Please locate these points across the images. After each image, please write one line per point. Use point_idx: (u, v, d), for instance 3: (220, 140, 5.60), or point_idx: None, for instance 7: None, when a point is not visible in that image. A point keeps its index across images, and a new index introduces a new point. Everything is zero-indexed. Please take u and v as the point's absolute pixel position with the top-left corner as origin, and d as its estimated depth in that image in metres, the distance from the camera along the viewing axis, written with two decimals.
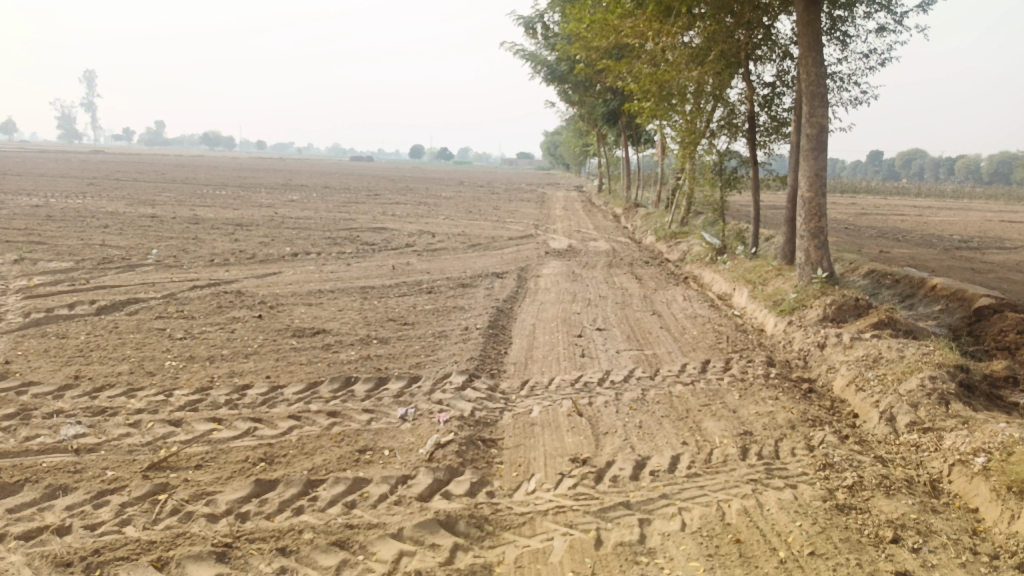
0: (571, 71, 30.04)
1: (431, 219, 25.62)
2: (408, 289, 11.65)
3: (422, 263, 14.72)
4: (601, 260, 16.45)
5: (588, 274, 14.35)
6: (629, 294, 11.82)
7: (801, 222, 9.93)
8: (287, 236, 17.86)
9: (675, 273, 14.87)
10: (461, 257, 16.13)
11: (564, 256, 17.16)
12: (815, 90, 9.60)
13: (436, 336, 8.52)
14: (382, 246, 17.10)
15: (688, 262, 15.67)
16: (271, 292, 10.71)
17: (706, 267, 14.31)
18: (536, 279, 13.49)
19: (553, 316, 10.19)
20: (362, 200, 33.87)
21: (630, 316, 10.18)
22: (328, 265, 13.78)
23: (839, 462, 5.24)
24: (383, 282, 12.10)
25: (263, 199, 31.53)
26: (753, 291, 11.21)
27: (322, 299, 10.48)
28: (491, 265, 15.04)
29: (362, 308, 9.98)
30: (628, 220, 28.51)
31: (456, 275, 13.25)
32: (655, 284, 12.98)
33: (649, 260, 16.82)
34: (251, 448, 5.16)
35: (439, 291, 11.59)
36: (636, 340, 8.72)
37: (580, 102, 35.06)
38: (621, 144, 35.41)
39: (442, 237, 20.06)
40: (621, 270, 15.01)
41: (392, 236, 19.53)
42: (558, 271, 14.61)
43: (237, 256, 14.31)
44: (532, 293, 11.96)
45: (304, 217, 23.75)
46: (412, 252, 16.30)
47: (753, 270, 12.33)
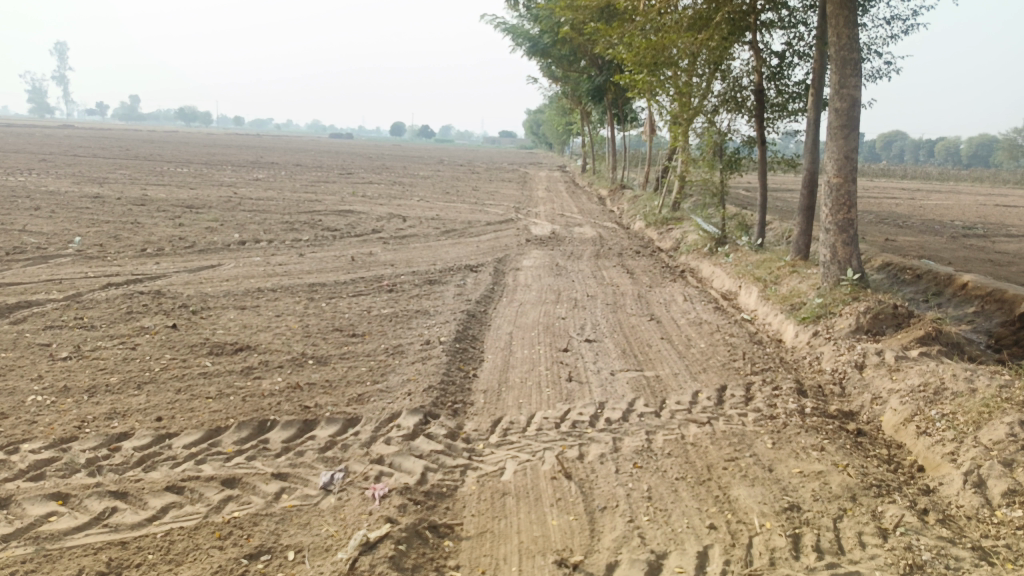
0: (554, 43, 28.35)
1: (405, 201, 23.94)
2: (364, 287, 10.03)
3: (386, 253, 13.08)
4: (588, 250, 14.88)
5: (573, 266, 12.79)
6: (621, 293, 10.27)
7: (825, 213, 8.33)
8: (240, 221, 16.11)
9: (670, 265, 13.34)
10: (433, 245, 14.50)
11: (547, 244, 15.56)
12: (847, 55, 7.97)
13: (390, 352, 6.92)
14: (345, 232, 15.42)
15: (684, 253, 14.14)
16: (199, 292, 9.05)
17: (705, 260, 12.79)
18: (515, 273, 11.91)
19: (532, 322, 8.62)
20: (333, 180, 32.00)
21: (623, 322, 8.63)
22: (278, 256, 12.09)
23: (931, 562, 3.73)
24: (337, 278, 10.45)
25: (226, 177, 29.55)
26: (764, 291, 9.69)
27: (260, 301, 8.82)
28: (466, 256, 13.42)
29: (305, 313, 8.35)
30: (614, 203, 26.97)
31: (422, 268, 11.62)
32: (649, 279, 11.45)
33: (640, 249, 15.28)
34: (93, 552, 3.56)
35: (402, 289, 9.99)
36: (634, 357, 7.17)
37: (564, 77, 33.31)
38: (606, 122, 33.76)
39: (413, 222, 18.38)
40: (610, 261, 13.46)
41: (358, 220, 17.83)
42: (540, 262, 13.02)
43: (175, 245, 12.59)
44: (508, 290, 10.37)
45: (264, 198, 21.93)
46: (376, 239, 14.64)
47: (761, 264, 10.80)
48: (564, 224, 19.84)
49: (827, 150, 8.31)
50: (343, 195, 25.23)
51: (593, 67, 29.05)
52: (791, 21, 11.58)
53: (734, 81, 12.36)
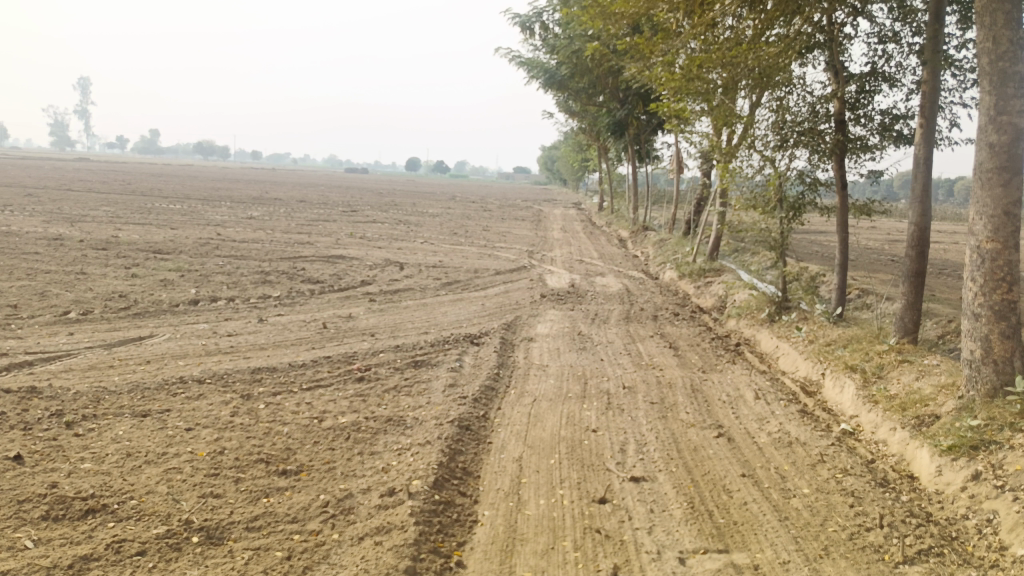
0: (572, 75, 26.25)
1: (406, 244, 21.64)
2: (327, 373, 7.57)
3: (369, 316, 10.67)
4: (615, 309, 12.44)
5: (599, 335, 10.34)
6: (669, 383, 7.77)
7: (971, 291, 5.81)
8: (205, 270, 13.82)
9: (718, 333, 10.86)
10: (429, 304, 12.09)
11: (566, 301, 13.10)
12: (1008, 67, 5.52)
13: (329, 513, 4.45)
14: (327, 286, 13.05)
15: (733, 316, 11.67)
16: (95, 387, 6.63)
17: (765, 329, 10.30)
18: (527, 346, 9.45)
19: (550, 436, 6.12)
20: (334, 217, 29.92)
21: (679, 439, 6.10)
22: (231, 322, 9.71)
23: None
24: (294, 358, 8.02)
25: (218, 215, 27.46)
26: (864, 389, 7.15)
27: (175, 404, 6.38)
28: (467, 319, 10.99)
29: (228, 427, 5.91)
30: (637, 246, 24.61)
31: (410, 340, 9.18)
32: (700, 358, 8.97)
33: (678, 309, 12.82)
34: None
35: (377, 375, 7.53)
36: (708, 520, 4.66)
37: (581, 111, 31.24)
38: (627, 158, 31.56)
39: (410, 271, 16.02)
40: (645, 328, 10.98)
41: (346, 269, 15.50)
42: (558, 329, 10.55)
43: (108, 306, 10.24)
44: (519, 377, 7.90)
45: (248, 240, 19.68)
46: (361, 296, 12.26)
47: (850, 344, 8.29)
48: (584, 273, 17.37)
49: (972, 201, 5.87)
50: (340, 235, 23.05)
51: (614, 100, 26.97)
52: (878, 36, 9.23)
53: (804, 107, 9.97)
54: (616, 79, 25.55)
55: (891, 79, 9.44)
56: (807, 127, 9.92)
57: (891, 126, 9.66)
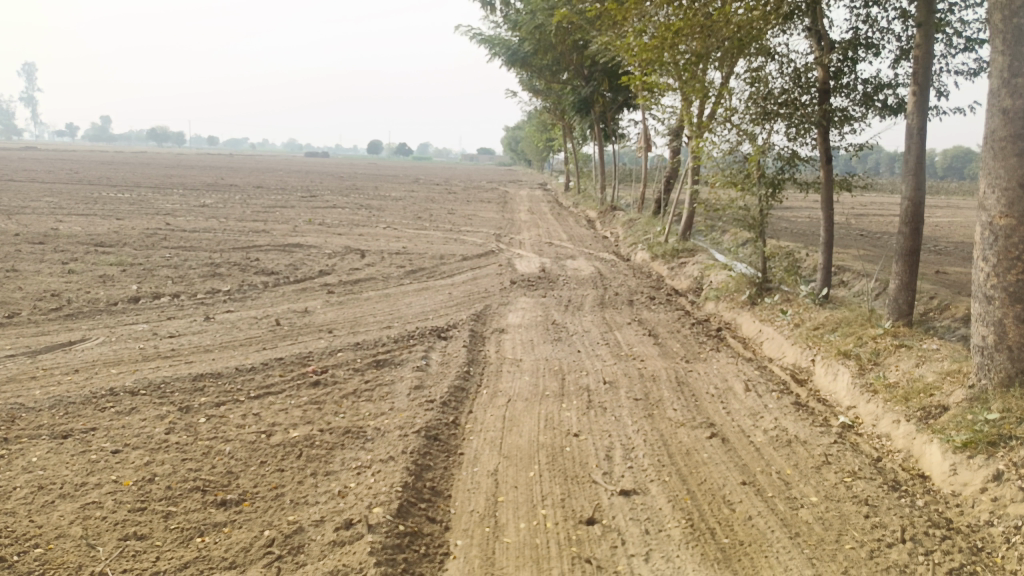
0: (536, 51, 25.48)
1: (367, 230, 20.79)
2: (278, 378, 6.85)
3: (327, 310, 9.92)
4: (589, 295, 11.87)
5: (574, 323, 9.76)
6: (653, 375, 7.22)
7: (983, 272, 5.35)
8: (150, 264, 12.89)
9: (698, 318, 10.38)
10: (392, 294, 11.38)
11: (537, 286, 12.49)
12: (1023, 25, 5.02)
13: (273, 555, 3.79)
14: (282, 278, 12.23)
15: (712, 299, 11.20)
16: (9, 405, 5.83)
17: (747, 313, 9.84)
18: (499, 338, 8.83)
19: (528, 444, 5.52)
20: (293, 204, 28.83)
21: (669, 441, 5.56)
22: (175, 322, 8.89)
23: None
24: (242, 362, 7.27)
25: (168, 203, 26.19)
26: (861, 377, 6.67)
27: (101, 421, 5.63)
28: (433, 310, 10.32)
29: (161, 447, 5.18)
30: (606, 227, 24.10)
31: (372, 336, 8.48)
32: (682, 346, 8.45)
33: (654, 292, 12.31)
34: None
35: (334, 378, 6.84)
36: (711, 541, 4.11)
37: (545, 89, 30.51)
38: (593, 137, 30.97)
39: (372, 258, 15.24)
40: (622, 314, 10.44)
41: (303, 259, 14.66)
42: (530, 318, 9.94)
43: (37, 306, 9.33)
44: (491, 373, 7.28)
45: (200, 230, 18.66)
46: (319, 288, 11.49)
47: (840, 328, 7.83)
48: (553, 257, 16.78)
49: (982, 174, 5.39)
50: (299, 222, 22.08)
51: (578, 78, 26.31)
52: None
53: (783, 77, 9.42)
54: (581, 56, 24.87)
55: (876, 45, 8.92)
56: (787, 98, 9.38)
57: (874, 96, 9.15)
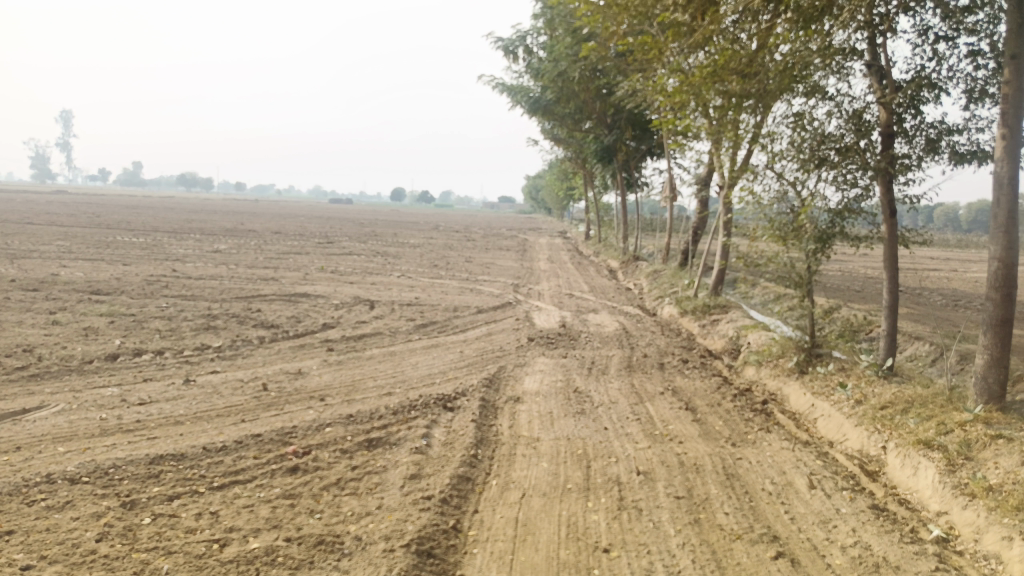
0: (558, 98, 24.93)
1: (380, 279, 19.93)
2: (251, 461, 5.81)
3: (323, 372, 8.92)
4: (615, 355, 10.77)
5: (599, 390, 8.64)
6: (695, 464, 6.07)
7: None
8: (142, 315, 12.01)
9: (739, 386, 9.21)
10: (398, 352, 10.36)
11: (557, 345, 11.41)
12: None
13: None
14: (281, 332, 11.27)
15: (753, 364, 10.03)
16: None
17: (796, 383, 8.66)
18: (513, 409, 7.73)
19: (546, 563, 4.41)
20: (307, 250, 28.19)
21: (724, 563, 4.42)
22: (150, 384, 7.92)
23: None
24: (212, 439, 6.25)
25: (180, 248, 25.64)
26: (951, 476, 5.48)
27: (23, 521, 4.60)
28: (442, 372, 9.25)
29: (85, 562, 4.13)
30: (629, 278, 23.08)
31: (368, 405, 7.44)
32: (725, 424, 7.29)
33: (686, 354, 11.18)
34: None
35: (317, 464, 5.77)
36: None
37: (567, 137, 29.93)
38: (615, 186, 30.21)
39: (381, 310, 14.29)
40: (652, 380, 9.31)
41: (308, 309, 13.76)
42: (550, 384, 8.84)
43: (2, 364, 8.42)
44: (504, 458, 6.17)
45: (205, 276, 17.91)
46: (319, 344, 10.52)
47: (915, 409, 6.66)
48: (575, 310, 15.74)
49: None
50: (310, 269, 21.33)
51: (601, 125, 25.67)
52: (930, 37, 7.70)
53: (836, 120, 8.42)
54: (604, 103, 24.26)
55: (942, 87, 7.93)
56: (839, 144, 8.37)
57: (939, 141, 8.11)
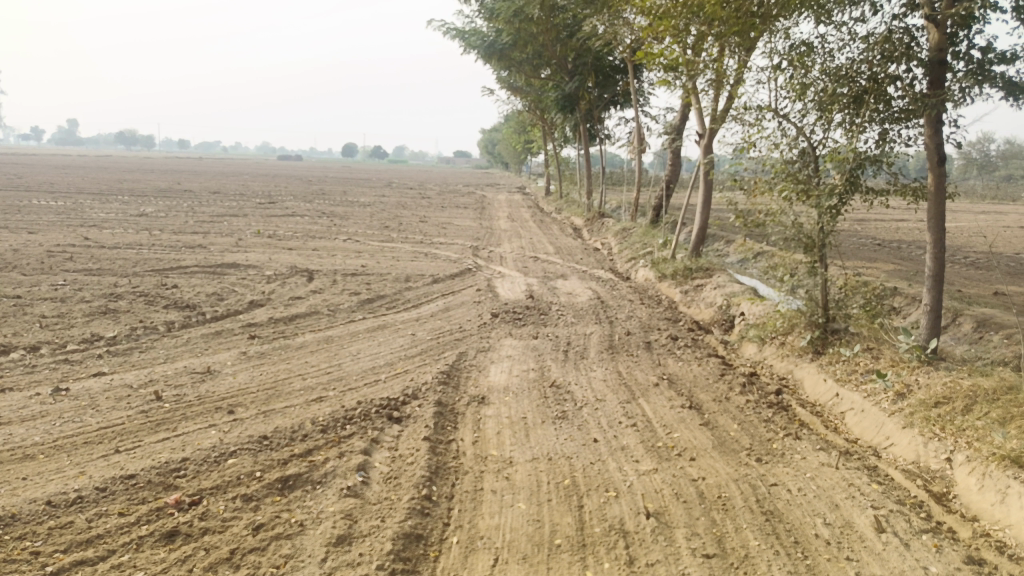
0: (515, 42, 22.92)
1: (324, 243, 18.04)
2: (113, 525, 4.13)
3: (239, 370, 7.18)
4: (592, 333, 9.26)
5: (580, 382, 7.12)
6: (720, 497, 4.60)
7: None
8: (28, 298, 10.03)
9: (743, 370, 7.79)
10: (337, 336, 8.67)
11: (525, 322, 9.84)
12: None
13: None
14: (196, 316, 9.46)
15: (754, 341, 8.64)
16: None
17: (814, 367, 7.28)
18: (478, 414, 6.17)
19: None
20: (245, 211, 25.93)
21: None
22: (6, 398, 6.12)
23: None
24: (65, 486, 4.54)
25: (101, 213, 23.20)
26: None
27: None
28: (389, 362, 7.61)
29: None
30: (594, 236, 21.60)
31: (290, 420, 5.77)
32: (742, 429, 5.85)
33: (673, 328, 9.73)
34: None
35: (207, 524, 4.14)
36: None
37: (525, 86, 27.99)
38: (576, 138, 28.52)
39: (321, 282, 12.51)
40: (641, 366, 7.83)
41: (234, 284, 11.89)
42: (520, 377, 7.29)
43: None
44: (468, 496, 4.63)
45: (122, 246, 15.79)
46: (240, 329, 8.75)
47: (986, 408, 5.25)
48: (541, 276, 14.19)
49: None
50: (244, 234, 19.25)
51: (561, 73, 23.83)
52: None
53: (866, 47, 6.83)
54: (565, 48, 22.38)
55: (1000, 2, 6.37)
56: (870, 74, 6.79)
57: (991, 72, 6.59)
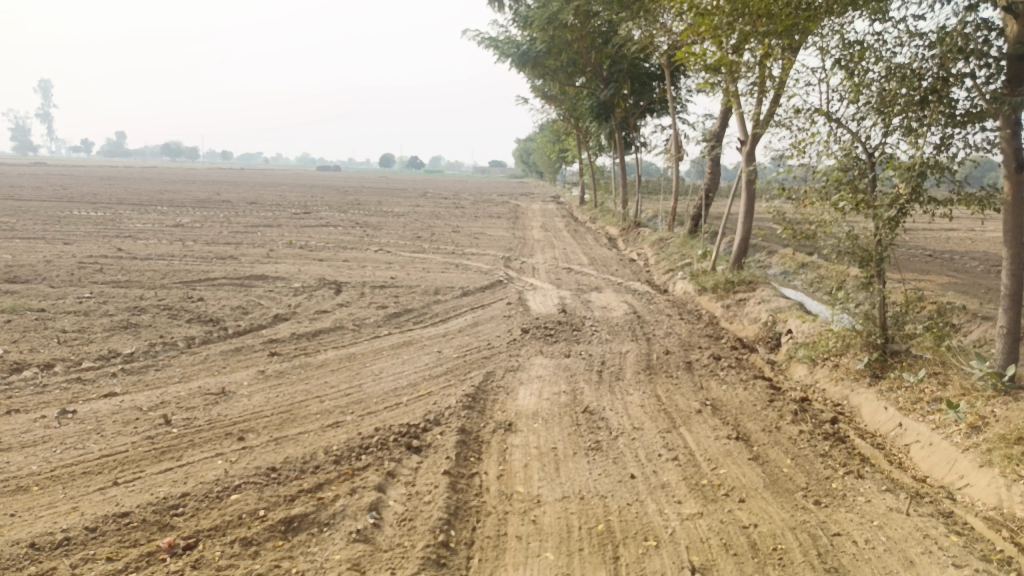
0: (549, 49, 22.51)
1: (355, 254, 17.79)
2: (99, 572, 3.76)
3: (254, 391, 6.82)
4: (628, 351, 8.73)
5: (616, 407, 6.60)
6: (774, 549, 4.06)
7: None
8: (51, 312, 9.87)
9: (793, 394, 7.18)
10: (359, 353, 8.29)
11: (557, 339, 9.34)
12: None
13: None
14: (217, 331, 9.17)
15: (804, 361, 8.02)
16: None
17: (874, 394, 6.65)
18: (504, 444, 5.70)
19: None
20: (279, 222, 25.93)
21: None
22: (11, 421, 5.85)
23: None
24: (54, 525, 4.19)
25: (138, 224, 23.36)
26: None
27: None
28: (411, 384, 7.18)
29: None
30: (630, 246, 21.01)
31: (302, 449, 5.36)
32: (796, 465, 5.27)
33: (715, 346, 9.14)
34: None
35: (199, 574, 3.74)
36: None
37: (559, 94, 27.55)
38: (611, 146, 27.97)
39: (348, 294, 12.19)
40: (681, 388, 7.28)
41: (260, 297, 11.64)
42: (550, 400, 6.80)
43: None
44: (490, 542, 4.16)
45: (153, 257, 15.73)
46: (260, 346, 8.42)
47: None
48: (575, 288, 13.69)
49: None
50: (276, 244, 19.13)
51: (596, 80, 23.34)
52: None
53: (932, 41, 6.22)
54: (600, 54, 21.90)
55: None
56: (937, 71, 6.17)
57: None
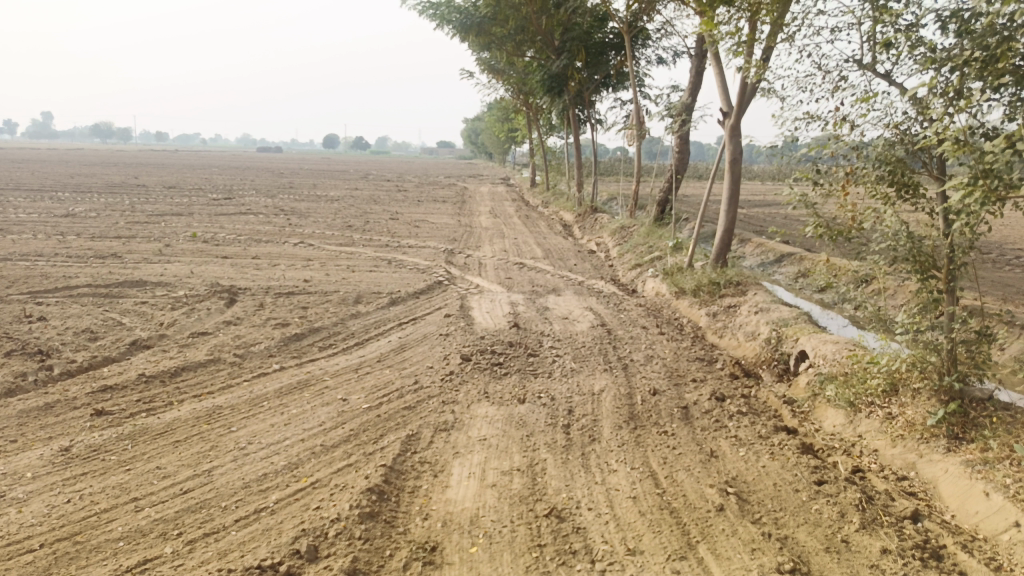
0: (493, 14, 19.98)
1: (269, 249, 15.12)
2: None
3: (36, 493, 4.40)
4: (601, 390, 6.52)
5: (593, 502, 4.37)
6: None
7: None
8: None
9: (839, 464, 5.08)
10: (228, 407, 5.86)
11: (507, 371, 7.08)
12: None
13: None
14: (36, 372, 6.59)
15: (839, 404, 5.94)
16: None
17: (966, 472, 4.58)
18: None
19: None
20: (193, 210, 22.90)
21: None
22: None
23: None
24: None
25: (21, 215, 20.07)
26: None
27: None
28: (288, 465, 4.81)
29: None
30: (588, 234, 18.87)
31: None
32: None
33: (712, 378, 7.00)
34: None
35: None
36: None
37: (505, 67, 25.05)
38: (562, 124, 25.69)
39: (243, 306, 9.65)
40: (679, 456, 5.10)
41: (125, 313, 9.03)
42: (495, 491, 4.54)
43: None
44: None
45: (12, 258, 12.81)
46: (86, 400, 5.91)
47: None
48: (529, 291, 11.42)
49: None
50: (177, 238, 16.30)
51: (548, 50, 20.94)
52: None
53: None
54: (551, 20, 19.47)
55: None
56: None
57: None
